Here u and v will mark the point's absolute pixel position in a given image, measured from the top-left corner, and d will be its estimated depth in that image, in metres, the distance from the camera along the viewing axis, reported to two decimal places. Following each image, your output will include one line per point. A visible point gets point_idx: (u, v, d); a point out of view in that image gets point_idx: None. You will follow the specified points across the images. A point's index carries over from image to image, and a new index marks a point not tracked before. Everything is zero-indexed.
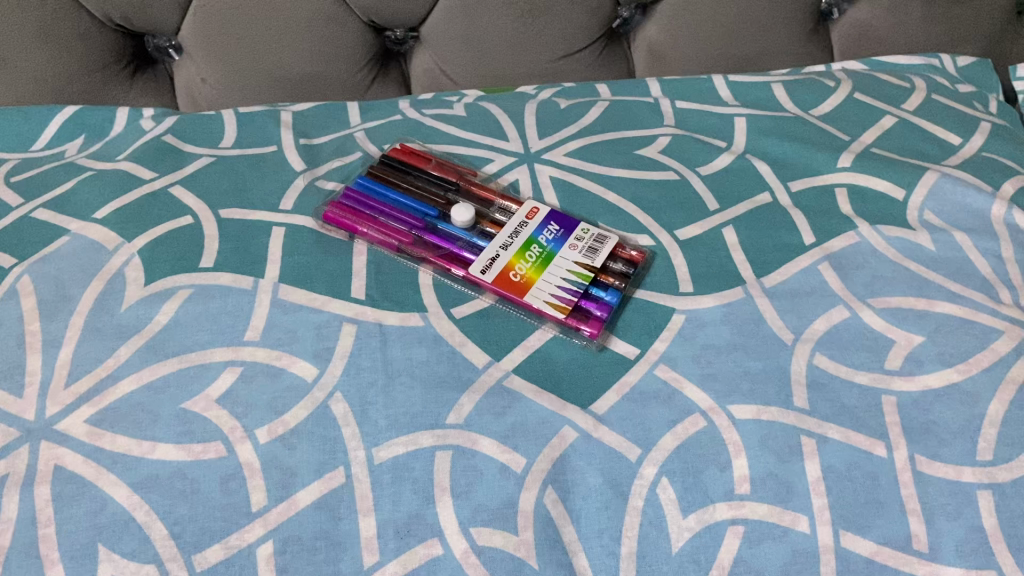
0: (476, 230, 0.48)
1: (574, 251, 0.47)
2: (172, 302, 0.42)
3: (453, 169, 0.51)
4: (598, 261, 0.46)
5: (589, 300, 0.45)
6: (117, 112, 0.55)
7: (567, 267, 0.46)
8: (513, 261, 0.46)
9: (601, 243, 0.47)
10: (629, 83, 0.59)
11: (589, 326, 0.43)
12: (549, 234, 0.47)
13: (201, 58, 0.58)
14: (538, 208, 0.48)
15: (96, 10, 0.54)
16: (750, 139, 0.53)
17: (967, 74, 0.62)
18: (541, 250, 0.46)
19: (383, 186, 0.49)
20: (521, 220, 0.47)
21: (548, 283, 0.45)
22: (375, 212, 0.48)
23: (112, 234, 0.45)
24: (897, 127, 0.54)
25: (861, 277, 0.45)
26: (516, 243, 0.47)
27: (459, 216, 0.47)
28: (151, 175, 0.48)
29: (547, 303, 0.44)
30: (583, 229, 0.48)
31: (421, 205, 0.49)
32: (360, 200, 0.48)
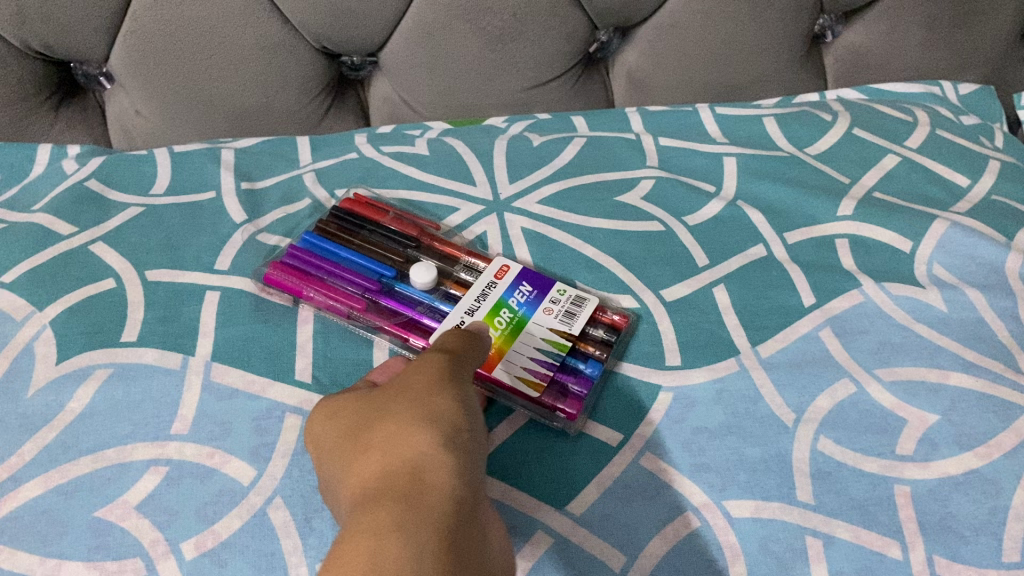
0: (437, 293, 0.43)
1: (549, 316, 0.42)
2: (88, 387, 0.37)
3: (412, 222, 0.46)
4: (577, 328, 0.41)
5: (566, 373, 0.40)
6: (38, 149, 0.49)
7: (541, 335, 0.41)
8: (480, 328, 0.40)
9: (579, 307, 0.42)
10: (608, 115, 0.54)
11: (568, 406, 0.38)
12: (520, 296, 0.42)
13: (133, 85, 0.52)
14: (508, 267, 0.43)
15: (12, 38, 0.47)
16: (741, 182, 0.49)
17: (970, 103, 0.58)
18: (512, 314, 0.41)
19: (332, 243, 0.44)
20: (489, 281, 0.42)
21: (521, 354, 0.40)
22: (322, 270, 0.42)
23: (22, 302, 0.39)
24: (899, 168, 0.50)
25: (867, 345, 0.41)
26: (484, 306, 0.41)
27: (420, 278, 0.42)
28: (71, 229, 0.43)
29: (520, 379, 0.39)
30: (559, 289, 0.43)
31: (376, 262, 0.43)
32: (305, 257, 0.42)
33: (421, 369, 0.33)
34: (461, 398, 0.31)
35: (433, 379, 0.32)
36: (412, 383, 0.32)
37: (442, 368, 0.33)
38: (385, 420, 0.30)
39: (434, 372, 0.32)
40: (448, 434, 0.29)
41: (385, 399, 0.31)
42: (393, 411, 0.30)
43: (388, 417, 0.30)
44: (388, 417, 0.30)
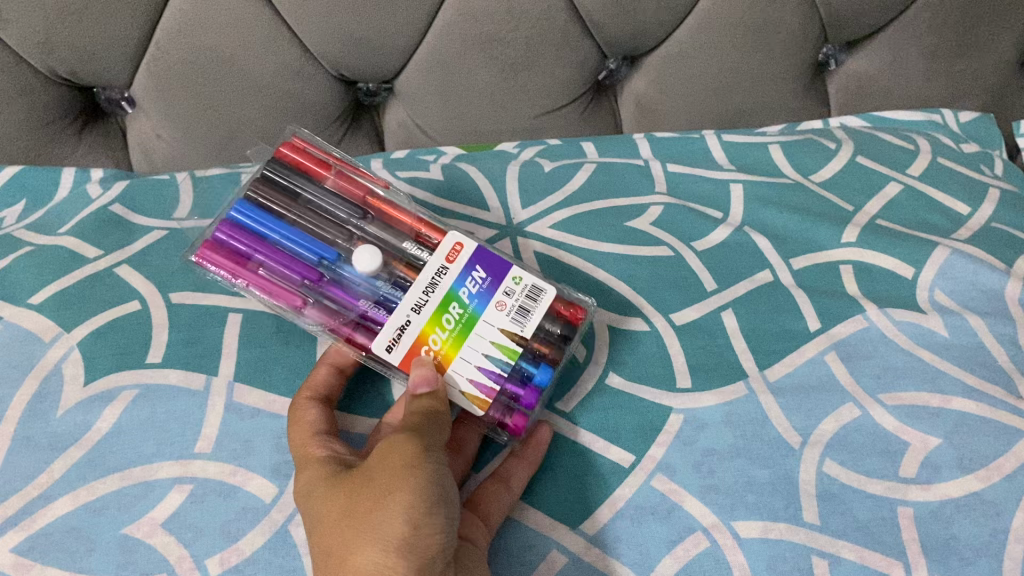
0: (386, 277, 0.38)
1: (501, 313, 0.38)
2: (114, 406, 0.38)
3: (360, 187, 0.41)
4: (530, 327, 0.38)
5: (516, 381, 0.38)
6: (62, 172, 0.51)
7: (491, 337, 0.37)
8: (427, 330, 0.36)
9: (533, 303, 0.39)
10: (617, 141, 0.55)
11: (512, 426, 0.38)
12: (472, 286, 0.38)
13: (154, 110, 0.53)
14: (461, 245, 0.38)
15: (39, 65, 0.49)
16: (748, 208, 0.50)
17: (970, 131, 0.59)
18: (462, 311, 0.37)
19: (263, 216, 0.38)
20: (439, 267, 0.37)
21: (469, 361, 0.37)
22: (254, 252, 0.37)
23: (49, 323, 0.40)
24: (902, 196, 0.51)
25: (872, 370, 0.42)
26: (432, 302, 0.37)
27: (367, 268, 0.37)
28: (96, 252, 0.44)
29: (467, 395, 0.37)
30: (514, 277, 0.39)
31: (314, 242, 0.38)
32: (234, 236, 0.37)
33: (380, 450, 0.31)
34: (423, 479, 0.30)
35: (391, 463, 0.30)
36: (368, 473, 0.31)
37: (402, 442, 0.31)
38: (343, 526, 0.29)
39: (390, 455, 0.31)
40: (404, 530, 0.28)
41: (346, 491, 0.31)
42: (351, 513, 0.29)
43: (345, 526, 0.29)
44: (346, 524, 0.29)
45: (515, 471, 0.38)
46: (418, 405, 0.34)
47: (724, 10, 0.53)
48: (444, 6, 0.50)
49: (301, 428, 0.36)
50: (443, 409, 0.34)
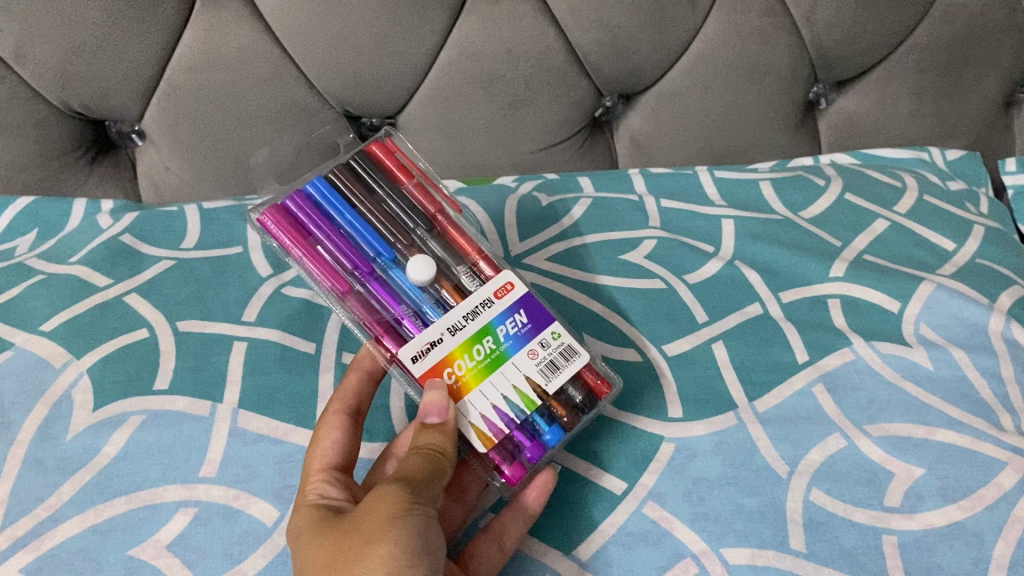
0: (431, 293, 0.39)
1: (531, 361, 0.38)
2: (122, 431, 0.39)
3: (435, 198, 0.42)
4: (555, 384, 0.38)
5: (524, 432, 0.38)
6: (74, 204, 0.52)
7: (515, 381, 0.37)
8: (454, 354, 0.37)
9: (565, 362, 0.38)
10: (612, 176, 0.57)
11: (508, 473, 0.37)
12: (511, 326, 0.38)
13: (164, 144, 0.55)
14: (512, 286, 0.39)
15: (54, 100, 0.51)
16: (739, 243, 0.51)
17: (956, 168, 0.61)
18: (494, 348, 0.37)
19: (339, 199, 0.39)
20: (485, 299, 0.38)
21: (486, 397, 0.37)
22: (318, 228, 0.39)
23: (60, 350, 0.42)
24: (889, 232, 0.52)
25: (858, 401, 0.43)
26: (468, 329, 0.37)
27: (418, 275, 0.38)
28: (106, 281, 0.45)
29: (475, 429, 0.36)
30: (553, 332, 0.39)
31: (377, 236, 0.39)
32: (304, 209, 0.39)
33: (369, 500, 0.31)
34: (406, 536, 0.30)
35: (377, 517, 0.30)
36: (356, 524, 0.31)
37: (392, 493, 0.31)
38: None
39: (377, 508, 0.31)
40: None
41: (333, 541, 0.31)
42: (335, 565, 0.30)
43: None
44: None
45: (509, 527, 0.37)
46: (419, 446, 0.34)
47: (715, 51, 0.56)
48: (445, 46, 0.53)
49: (317, 452, 0.37)
50: (448, 448, 0.34)
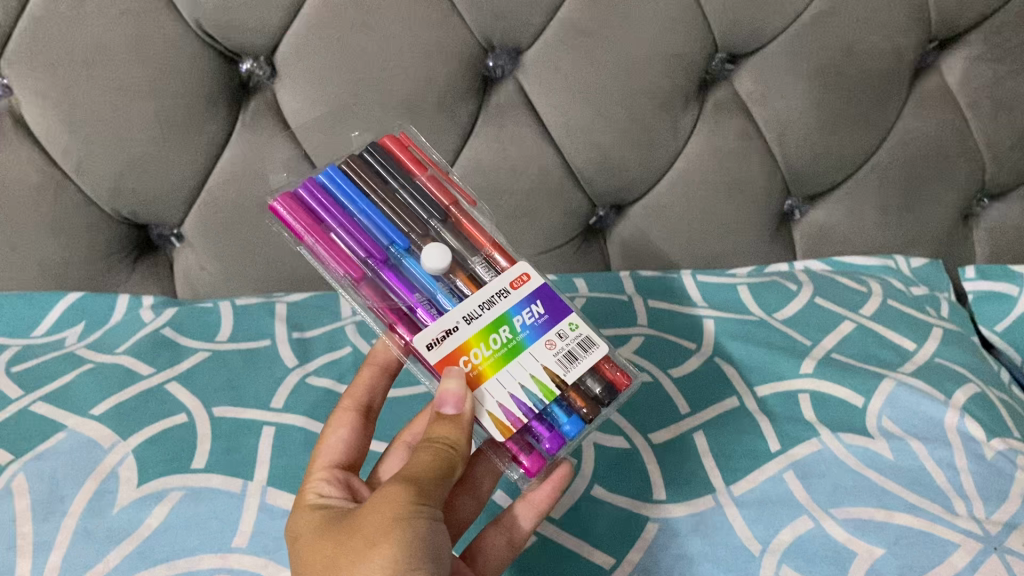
0: (445, 282, 0.41)
1: (549, 351, 0.39)
2: (163, 505, 0.43)
3: (448, 192, 0.44)
4: (574, 374, 0.40)
5: (542, 423, 0.39)
6: (118, 299, 0.58)
7: (533, 370, 0.39)
8: (472, 341, 0.38)
9: (581, 354, 0.40)
10: (604, 277, 0.62)
11: (525, 464, 0.39)
12: (528, 316, 0.40)
13: (201, 247, 0.61)
14: (527, 277, 0.41)
15: (106, 207, 0.58)
16: (718, 341, 0.57)
17: (921, 274, 0.67)
18: (511, 336, 0.39)
19: (354, 191, 0.42)
20: (502, 289, 0.40)
21: (504, 386, 0.38)
22: (333, 219, 0.41)
23: (108, 432, 0.46)
24: (855, 332, 0.58)
25: (824, 487, 0.48)
26: (485, 318, 0.39)
27: (431, 263, 0.40)
28: (149, 371, 0.51)
29: (492, 418, 0.38)
30: (570, 323, 0.40)
31: (390, 226, 0.41)
32: (319, 201, 0.42)
33: (380, 500, 0.34)
34: (409, 550, 0.32)
35: (385, 524, 0.33)
36: (365, 524, 0.34)
37: (401, 498, 0.34)
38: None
39: (388, 510, 0.33)
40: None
41: (343, 539, 0.34)
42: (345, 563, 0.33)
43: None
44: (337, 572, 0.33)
45: (520, 521, 0.42)
46: (433, 438, 0.36)
47: (696, 168, 0.63)
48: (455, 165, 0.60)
49: (325, 438, 0.43)
50: (461, 439, 0.37)
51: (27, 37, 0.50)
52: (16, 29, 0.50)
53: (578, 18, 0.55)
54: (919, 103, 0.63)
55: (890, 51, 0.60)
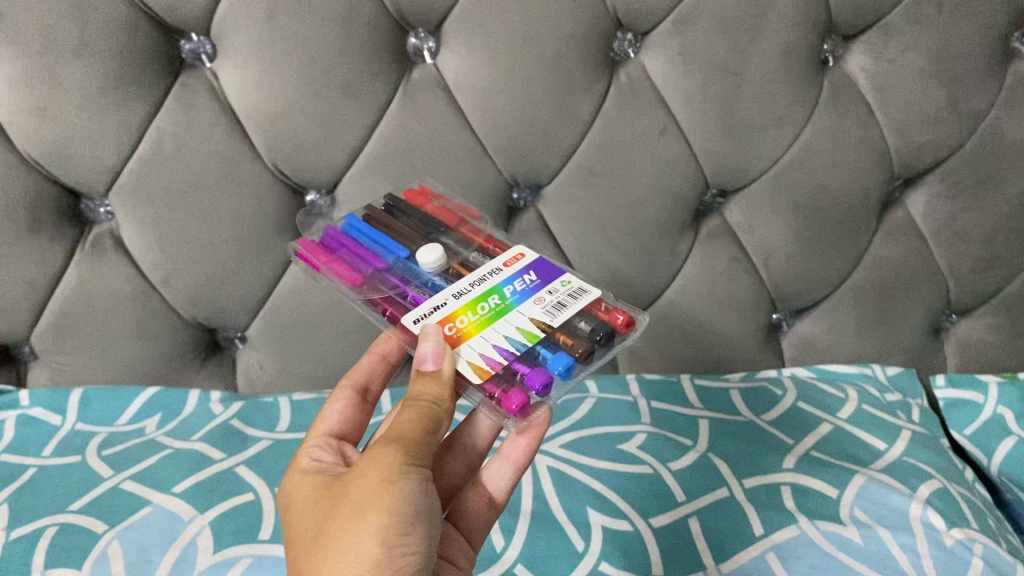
0: (440, 272, 0.52)
1: (536, 307, 0.49)
2: (235, 570, 0.51)
3: (447, 214, 0.57)
4: (557, 323, 0.48)
5: (523, 364, 0.46)
6: (189, 393, 0.67)
7: (516, 325, 0.48)
8: (457, 313, 0.48)
9: (561, 308, 0.49)
10: (613, 381, 0.71)
11: (505, 399, 0.45)
12: (518, 285, 0.50)
13: (262, 348, 0.71)
14: (522, 256, 0.52)
15: (185, 313, 0.68)
16: (712, 438, 0.65)
17: (896, 381, 0.75)
18: (499, 301, 0.49)
19: (364, 226, 0.55)
20: (495, 267, 0.51)
21: (487, 338, 0.47)
22: (344, 248, 0.54)
23: (188, 507, 0.55)
24: (833, 433, 0.66)
25: (801, 566, 0.55)
26: (471, 294, 0.49)
27: (423, 257, 0.52)
28: (221, 456, 0.59)
29: (471, 362, 0.46)
30: (556, 287, 0.50)
31: (392, 243, 0.54)
32: (337, 239, 0.55)
33: (372, 462, 0.39)
34: (398, 501, 0.38)
35: (374, 479, 0.39)
36: (359, 484, 0.39)
37: (389, 455, 0.40)
38: (331, 530, 0.38)
39: (380, 472, 0.39)
40: (376, 540, 0.37)
41: (338, 501, 0.39)
42: (339, 520, 0.38)
43: (332, 527, 0.38)
44: (333, 529, 0.38)
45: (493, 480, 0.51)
46: (417, 398, 0.43)
47: (693, 286, 0.72)
48: None
49: (325, 416, 0.52)
50: (443, 398, 0.44)
51: (133, 174, 0.60)
52: (126, 168, 0.60)
53: (590, 162, 0.65)
54: (887, 233, 0.73)
55: (858, 189, 0.69)
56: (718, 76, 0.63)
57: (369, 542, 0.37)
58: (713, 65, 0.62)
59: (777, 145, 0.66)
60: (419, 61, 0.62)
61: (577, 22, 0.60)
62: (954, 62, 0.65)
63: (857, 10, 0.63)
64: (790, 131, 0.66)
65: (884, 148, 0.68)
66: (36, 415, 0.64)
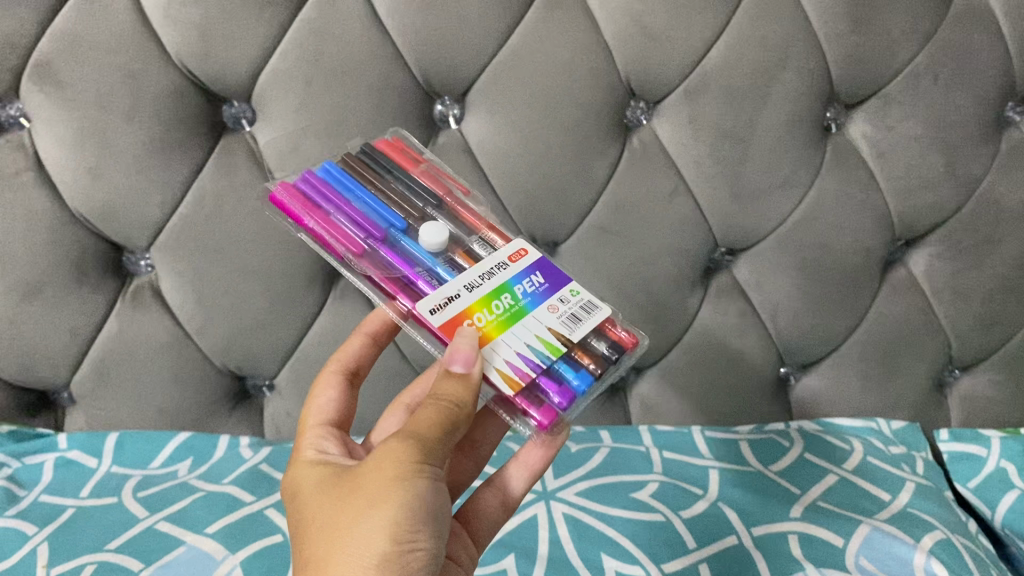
0: (441, 257, 0.52)
1: (551, 315, 0.50)
2: None
3: (439, 186, 0.57)
4: (575, 335, 0.50)
5: (550, 379, 0.49)
6: (219, 438, 0.70)
7: (537, 332, 0.49)
8: (475, 308, 0.49)
9: (579, 319, 0.51)
10: (626, 431, 0.74)
11: (537, 416, 0.49)
12: (528, 286, 0.51)
13: (289, 396, 0.74)
14: (524, 253, 0.53)
15: (217, 361, 0.71)
16: (722, 488, 0.67)
17: (901, 435, 0.77)
18: (512, 303, 0.50)
19: (352, 184, 0.54)
20: (501, 262, 0.52)
21: (510, 344, 0.48)
22: (333, 207, 0.53)
23: (220, 546, 0.57)
24: (838, 484, 0.68)
25: None
26: (485, 289, 0.50)
27: (427, 238, 0.51)
28: (251, 498, 0.62)
29: (501, 371, 0.47)
30: (568, 294, 0.52)
31: (387, 212, 0.53)
32: (322, 191, 0.53)
33: (387, 458, 0.42)
34: (408, 501, 0.41)
35: (387, 476, 0.41)
36: (373, 479, 0.42)
37: (403, 453, 0.42)
38: (343, 521, 0.41)
39: (393, 470, 0.41)
40: (383, 536, 0.40)
41: (351, 493, 0.42)
42: (351, 513, 0.41)
43: (343, 521, 0.41)
44: (344, 521, 0.41)
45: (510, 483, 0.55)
46: (442, 397, 0.44)
47: (703, 340, 0.75)
48: None
49: (315, 402, 0.55)
50: (467, 399, 0.45)
51: (175, 230, 0.64)
52: (168, 224, 0.64)
53: (605, 221, 0.68)
54: (890, 291, 0.76)
55: (861, 249, 0.73)
56: (726, 142, 0.66)
57: (379, 540, 0.39)
58: (721, 132, 0.66)
59: (782, 207, 0.70)
60: (444, 126, 0.66)
61: (593, 91, 0.64)
62: (950, 131, 0.69)
63: (857, 82, 0.67)
64: (795, 194, 0.69)
65: (886, 211, 0.72)
66: (74, 458, 0.67)
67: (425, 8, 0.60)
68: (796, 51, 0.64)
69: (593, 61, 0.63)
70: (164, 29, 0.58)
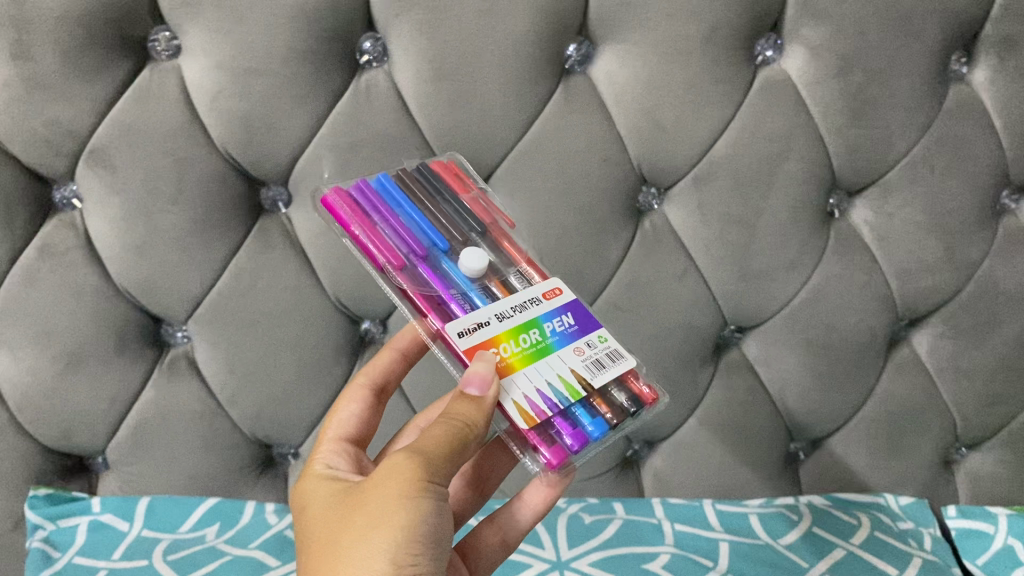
0: (476, 284, 0.55)
1: (577, 357, 0.53)
2: None
3: (484, 211, 0.59)
4: (597, 381, 0.52)
5: (566, 421, 0.51)
6: (245, 504, 0.73)
7: (561, 371, 0.51)
8: (502, 338, 0.51)
9: (602, 366, 0.53)
10: (638, 504, 0.76)
11: (548, 456, 0.50)
12: (557, 325, 0.54)
13: None
14: (560, 291, 0.56)
15: (247, 430, 0.74)
16: (732, 560, 0.69)
17: (909, 510, 0.79)
18: (540, 339, 0.52)
19: (402, 200, 0.56)
20: (535, 298, 0.54)
21: (532, 380, 0.50)
22: (382, 219, 0.55)
23: None
24: (845, 557, 0.70)
25: None
26: (515, 321, 0.52)
27: (468, 264, 0.54)
28: (277, 562, 0.66)
29: (518, 406, 0.49)
30: (596, 339, 0.54)
31: (433, 232, 0.55)
32: (372, 202, 0.56)
33: (394, 477, 0.44)
34: (410, 519, 0.43)
35: (392, 494, 0.43)
36: (378, 498, 0.44)
37: (410, 472, 0.44)
38: (347, 539, 0.43)
39: (399, 490, 0.43)
40: (386, 555, 0.41)
41: (356, 513, 0.44)
42: (355, 531, 0.43)
43: (348, 538, 0.43)
44: (349, 538, 0.43)
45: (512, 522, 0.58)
46: (452, 416, 0.47)
47: (713, 415, 0.78)
48: None
49: (337, 418, 0.58)
50: (476, 421, 0.47)
51: (212, 305, 0.68)
52: (205, 299, 0.68)
53: (618, 299, 0.72)
54: (895, 369, 0.78)
55: (866, 328, 0.75)
56: (733, 226, 0.70)
57: (379, 554, 0.41)
58: (729, 218, 0.70)
59: (788, 288, 0.73)
60: None
61: (607, 178, 0.68)
62: (949, 218, 0.72)
63: (858, 172, 0.70)
64: (801, 276, 0.73)
65: (890, 293, 0.75)
66: (106, 521, 0.69)
67: (450, 101, 0.64)
68: (799, 143, 0.68)
69: (608, 150, 0.67)
70: (209, 119, 0.62)
